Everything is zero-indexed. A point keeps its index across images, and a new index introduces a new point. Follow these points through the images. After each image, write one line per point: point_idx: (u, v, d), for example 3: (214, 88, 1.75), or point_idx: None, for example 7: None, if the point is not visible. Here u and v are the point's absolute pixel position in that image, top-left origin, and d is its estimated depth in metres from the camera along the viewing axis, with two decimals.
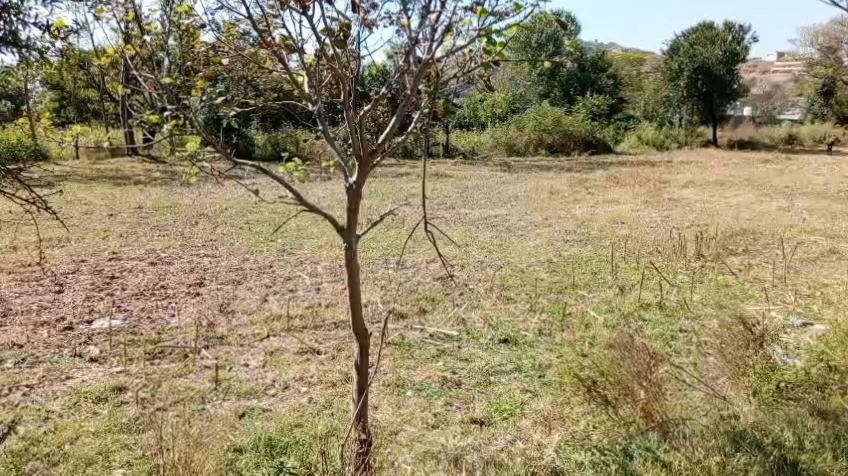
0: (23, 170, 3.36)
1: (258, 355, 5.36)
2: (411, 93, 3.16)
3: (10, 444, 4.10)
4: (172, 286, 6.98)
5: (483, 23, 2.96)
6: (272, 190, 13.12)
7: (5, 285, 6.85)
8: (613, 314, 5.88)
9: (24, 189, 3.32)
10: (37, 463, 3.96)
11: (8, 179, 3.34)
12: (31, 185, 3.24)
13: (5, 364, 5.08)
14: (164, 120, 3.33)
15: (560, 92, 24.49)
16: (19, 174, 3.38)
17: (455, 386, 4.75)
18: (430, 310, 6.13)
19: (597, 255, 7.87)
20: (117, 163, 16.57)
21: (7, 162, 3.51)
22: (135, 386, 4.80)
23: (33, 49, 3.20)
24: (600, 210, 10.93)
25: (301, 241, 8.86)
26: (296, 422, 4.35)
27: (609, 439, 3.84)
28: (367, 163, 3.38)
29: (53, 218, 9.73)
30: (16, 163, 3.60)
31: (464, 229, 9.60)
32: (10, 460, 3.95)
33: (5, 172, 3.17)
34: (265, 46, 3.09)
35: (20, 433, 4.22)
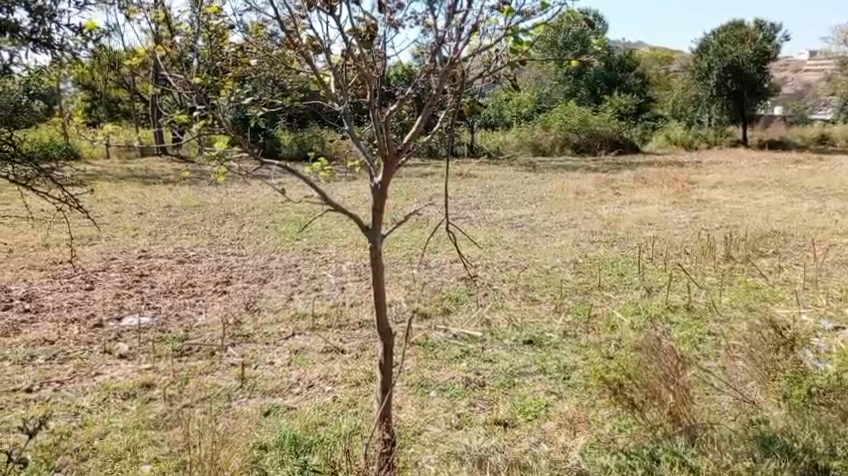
0: (54, 172, 3.37)
1: (283, 353, 5.38)
2: (437, 93, 3.16)
3: (41, 438, 4.14)
4: (199, 283, 7.04)
5: (509, 22, 2.94)
6: (298, 190, 13.19)
7: (37, 282, 6.95)
8: (639, 316, 5.83)
9: (57, 188, 3.31)
10: (67, 458, 3.99)
11: (41, 178, 3.34)
12: (63, 184, 3.23)
13: (36, 360, 5.14)
14: (193, 119, 3.36)
15: (586, 92, 24.38)
16: (52, 173, 3.39)
17: (479, 386, 4.73)
18: (455, 310, 6.12)
19: (623, 256, 7.82)
20: (146, 162, 16.76)
21: (39, 161, 3.51)
22: (162, 383, 4.84)
23: (66, 49, 3.14)
24: (627, 210, 10.85)
25: (327, 240, 8.89)
26: (320, 421, 4.37)
27: (636, 443, 3.79)
28: (392, 163, 3.38)
29: (84, 216, 9.86)
30: (48, 163, 3.62)
31: (489, 229, 9.58)
32: (40, 455, 3.99)
33: (38, 171, 3.17)
34: (293, 47, 3.11)
35: (50, 427, 4.26)
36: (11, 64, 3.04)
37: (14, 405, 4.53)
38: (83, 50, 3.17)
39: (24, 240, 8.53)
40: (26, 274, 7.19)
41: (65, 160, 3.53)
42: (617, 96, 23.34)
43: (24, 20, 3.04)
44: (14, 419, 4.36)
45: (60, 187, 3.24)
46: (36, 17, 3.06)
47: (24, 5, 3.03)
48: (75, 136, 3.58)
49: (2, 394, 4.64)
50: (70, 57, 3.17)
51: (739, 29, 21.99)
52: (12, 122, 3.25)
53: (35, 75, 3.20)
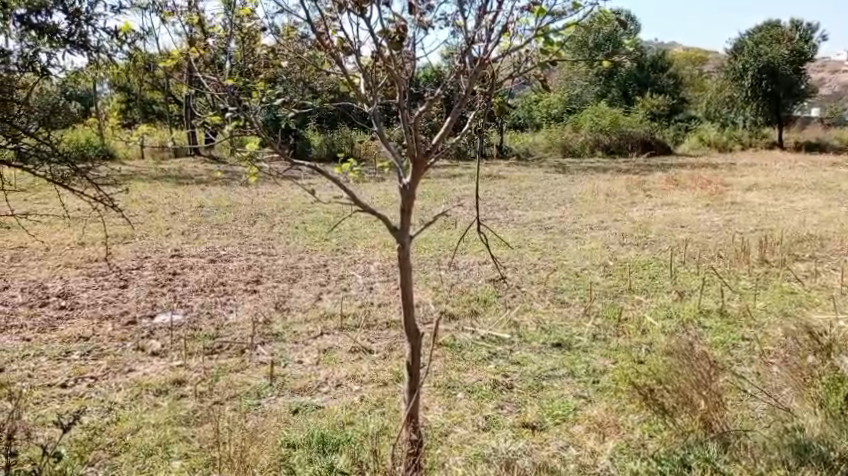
0: (91, 172, 3.35)
1: (311, 352, 5.40)
2: (466, 93, 3.15)
3: (75, 433, 4.18)
4: (230, 282, 7.08)
5: (540, 22, 2.91)
6: (328, 191, 13.24)
7: (73, 280, 7.04)
8: (670, 320, 5.77)
9: (94, 188, 3.26)
10: (100, 453, 4.02)
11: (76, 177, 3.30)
12: (100, 183, 3.19)
13: (71, 356, 5.21)
14: (225, 121, 3.36)
15: (618, 93, 24.23)
16: (90, 172, 3.39)
17: (507, 389, 4.71)
18: (482, 312, 6.10)
19: (655, 260, 7.74)
20: (180, 163, 16.94)
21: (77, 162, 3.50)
22: (193, 380, 4.87)
23: (102, 52, 3.04)
24: (658, 213, 10.75)
25: (356, 241, 8.91)
26: (348, 420, 4.37)
27: (667, 448, 3.73)
28: (421, 164, 3.37)
29: (119, 215, 9.99)
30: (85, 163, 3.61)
31: (518, 231, 9.54)
32: (74, 449, 4.02)
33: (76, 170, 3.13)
34: (323, 49, 3.11)
35: (84, 422, 4.30)
36: (49, 66, 3.01)
37: (50, 399, 4.58)
38: (118, 52, 3.11)
39: (61, 238, 8.65)
40: (63, 271, 7.29)
41: (103, 161, 3.55)
42: (649, 98, 23.14)
43: (60, 23, 2.96)
44: (49, 414, 4.41)
45: (97, 186, 3.23)
46: (73, 21, 2.97)
47: (61, 8, 2.94)
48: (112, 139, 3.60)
49: (38, 389, 4.70)
50: (105, 59, 3.08)
51: (776, 29, 21.68)
52: (49, 123, 3.19)
53: (72, 76, 3.14)
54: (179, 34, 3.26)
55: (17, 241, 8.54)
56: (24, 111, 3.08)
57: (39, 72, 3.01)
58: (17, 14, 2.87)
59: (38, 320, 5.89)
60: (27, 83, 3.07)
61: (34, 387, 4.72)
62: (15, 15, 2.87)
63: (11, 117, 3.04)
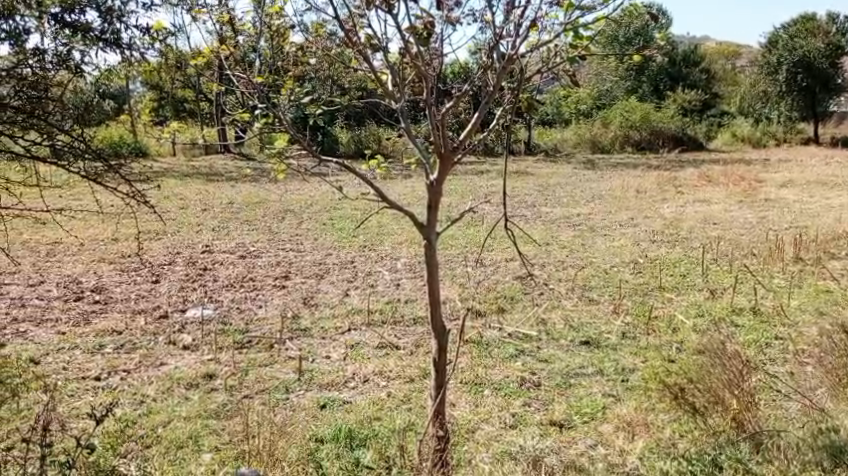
0: (123, 168, 3.28)
1: (339, 348, 5.41)
2: (494, 90, 3.13)
3: (107, 425, 4.21)
4: (259, 278, 7.12)
5: (570, 16, 2.88)
6: (355, 188, 13.27)
7: (107, 274, 7.12)
8: (702, 319, 5.71)
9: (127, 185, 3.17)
10: (132, 445, 4.03)
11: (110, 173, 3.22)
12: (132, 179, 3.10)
13: (104, 349, 5.26)
14: (254, 118, 3.38)
15: (648, 88, 24.01)
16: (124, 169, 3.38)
17: (534, 387, 4.68)
18: (510, 309, 6.07)
19: (686, 257, 7.65)
20: (211, 160, 17.10)
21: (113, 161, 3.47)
22: (224, 374, 4.90)
23: (134, 50, 2.95)
24: (690, 209, 10.63)
25: (383, 237, 8.92)
26: (375, 416, 4.37)
27: (697, 448, 3.67)
28: (448, 161, 3.36)
29: (151, 211, 10.09)
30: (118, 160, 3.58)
31: (547, 227, 9.50)
32: (107, 441, 4.03)
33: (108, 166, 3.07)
34: (351, 46, 3.10)
35: (117, 415, 4.34)
36: (83, 63, 2.94)
37: (84, 391, 4.63)
38: (151, 50, 3.02)
39: (95, 233, 8.75)
40: (97, 266, 7.37)
41: (135, 158, 3.57)
42: (680, 93, 22.89)
43: (93, 21, 2.87)
44: (83, 406, 4.45)
45: (130, 183, 3.16)
46: (106, 18, 2.87)
47: (94, 6, 2.86)
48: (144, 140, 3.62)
49: (73, 381, 4.75)
50: (138, 57, 3.00)
51: (811, 21, 21.30)
52: (83, 120, 3.17)
53: (105, 75, 3.03)
54: (210, 32, 3.28)
55: (52, 236, 8.65)
56: (58, 107, 3.07)
57: (73, 70, 2.94)
58: (52, 12, 2.82)
59: (72, 314, 5.96)
60: (62, 81, 3.02)
61: (68, 379, 4.77)
62: (49, 13, 2.83)
63: (45, 114, 3.03)
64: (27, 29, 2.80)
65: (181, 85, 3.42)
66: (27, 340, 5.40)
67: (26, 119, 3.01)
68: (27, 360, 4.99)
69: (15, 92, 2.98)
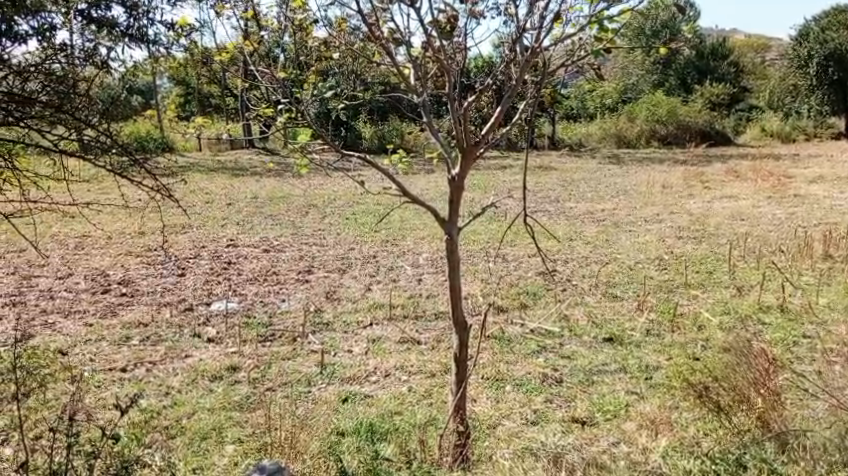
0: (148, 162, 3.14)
1: (361, 342, 5.41)
2: (517, 84, 3.10)
3: (133, 416, 4.24)
4: (282, 272, 7.14)
5: (595, 9, 2.84)
6: (378, 183, 13.27)
7: (133, 267, 7.17)
8: (729, 317, 5.64)
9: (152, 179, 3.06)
10: (156, 436, 4.04)
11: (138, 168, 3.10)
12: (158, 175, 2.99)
13: (131, 341, 5.30)
14: (278, 113, 3.39)
15: (675, 82, 23.79)
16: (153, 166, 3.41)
17: (557, 383, 4.66)
18: (532, 305, 6.04)
19: (712, 254, 7.56)
20: (236, 155, 17.20)
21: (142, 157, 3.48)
22: (247, 366, 4.93)
23: (159, 46, 2.89)
24: (717, 206, 10.50)
25: (406, 232, 8.92)
26: (396, 410, 4.36)
27: (721, 447, 3.61)
28: (471, 155, 3.34)
29: (177, 205, 10.16)
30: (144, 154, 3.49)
31: (571, 223, 9.44)
32: (132, 431, 4.05)
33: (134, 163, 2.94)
34: (373, 41, 3.09)
35: (142, 406, 4.37)
36: (109, 59, 2.83)
37: (110, 383, 4.65)
38: (177, 46, 2.93)
39: (122, 227, 8.82)
40: (124, 259, 7.43)
41: (162, 154, 3.59)
42: (707, 87, 22.66)
43: (119, 16, 2.78)
44: (109, 397, 4.48)
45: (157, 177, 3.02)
46: (131, 14, 2.79)
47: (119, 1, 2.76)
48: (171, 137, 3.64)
49: (100, 373, 4.79)
50: (163, 53, 2.93)
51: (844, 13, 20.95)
52: (110, 115, 2.97)
53: (132, 72, 2.95)
54: (235, 27, 3.27)
55: (80, 229, 8.73)
56: (85, 102, 2.88)
57: (99, 65, 2.84)
58: (78, 8, 2.72)
59: (99, 306, 6.01)
60: (90, 77, 2.87)
61: (95, 370, 4.81)
62: (75, 9, 2.72)
63: (73, 109, 2.84)
64: (53, 25, 2.69)
65: (207, 80, 3.43)
66: (56, 331, 5.45)
67: (53, 114, 2.84)
68: (55, 350, 5.03)
69: (43, 87, 2.82)
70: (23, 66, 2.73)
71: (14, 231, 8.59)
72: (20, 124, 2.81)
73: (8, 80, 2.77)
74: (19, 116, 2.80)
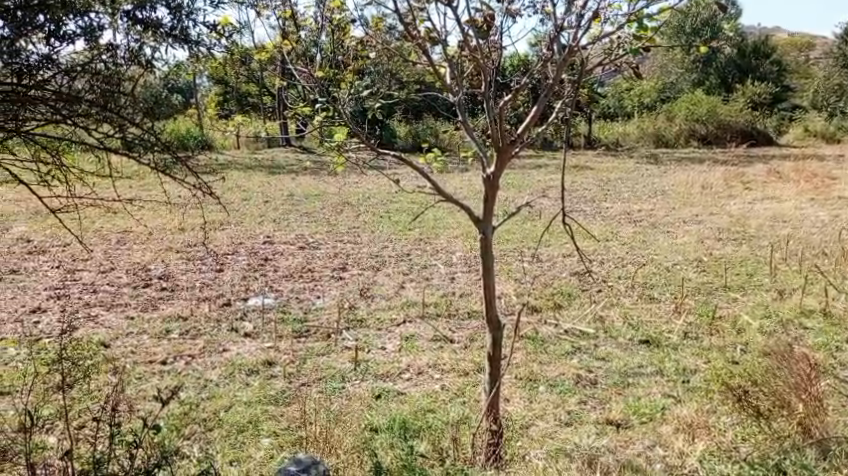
0: (191, 159, 3.01)
1: (394, 339, 5.42)
2: (553, 83, 3.07)
3: (172, 408, 4.29)
4: (318, 268, 7.18)
5: (634, 8, 2.80)
6: (413, 181, 13.28)
7: (173, 263, 7.25)
8: (770, 320, 5.55)
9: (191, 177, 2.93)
10: (195, 427, 4.08)
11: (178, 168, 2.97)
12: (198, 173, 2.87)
13: (170, 334, 5.37)
14: (315, 111, 3.43)
15: (716, 80, 23.50)
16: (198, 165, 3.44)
17: (591, 385, 4.62)
18: (567, 305, 5.99)
19: (753, 256, 7.45)
20: (273, 153, 17.33)
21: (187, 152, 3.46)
22: (283, 361, 4.96)
23: (202, 46, 2.73)
24: (759, 207, 10.33)
25: (440, 230, 8.90)
26: (429, 408, 4.35)
27: (760, 453, 3.53)
28: (506, 154, 3.32)
29: (216, 203, 10.28)
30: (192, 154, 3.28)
31: (608, 223, 9.36)
32: (172, 422, 4.10)
33: (174, 160, 2.81)
34: (410, 40, 3.07)
35: (181, 398, 4.41)
36: (154, 59, 2.66)
37: (150, 375, 4.70)
38: (218, 46, 2.79)
39: (162, 223, 8.93)
40: (164, 255, 7.51)
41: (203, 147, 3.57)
42: (748, 86, 22.31)
43: (163, 18, 2.65)
44: (149, 388, 4.53)
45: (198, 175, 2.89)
46: (175, 16, 2.66)
47: (165, 2, 2.63)
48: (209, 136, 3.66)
49: (140, 365, 4.84)
50: (205, 54, 2.77)
51: None
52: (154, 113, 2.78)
53: (173, 72, 2.78)
54: (274, 27, 3.28)
55: (123, 225, 8.87)
56: (130, 100, 2.67)
57: (144, 66, 2.66)
58: (125, 9, 2.56)
59: (140, 300, 6.09)
60: (135, 77, 2.68)
61: (136, 363, 4.87)
62: (121, 10, 2.56)
63: (118, 107, 2.64)
64: (102, 26, 2.54)
65: (245, 80, 3.44)
66: (98, 324, 5.53)
67: (99, 113, 2.64)
68: (98, 342, 5.10)
69: (89, 86, 2.61)
70: (71, 66, 2.55)
71: (58, 226, 8.75)
72: (66, 122, 2.62)
73: (54, 79, 2.56)
74: (66, 115, 2.61)
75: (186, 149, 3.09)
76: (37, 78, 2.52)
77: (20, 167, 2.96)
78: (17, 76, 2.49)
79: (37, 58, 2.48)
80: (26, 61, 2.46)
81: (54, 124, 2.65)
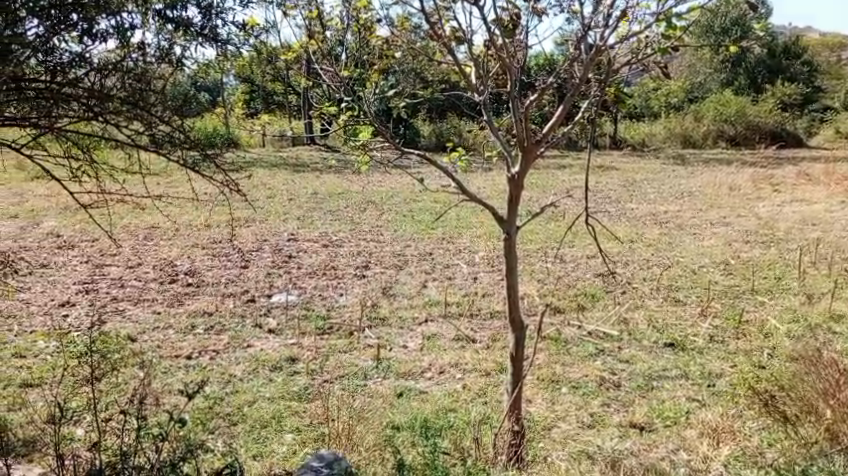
0: (220, 157, 2.97)
1: (416, 338, 5.42)
2: (580, 82, 3.04)
3: (198, 401, 4.31)
4: (341, 266, 7.19)
5: (663, 6, 2.77)
6: (437, 181, 13.26)
7: (199, 258, 7.30)
8: (798, 325, 5.47)
9: (222, 177, 2.94)
10: (220, 422, 4.10)
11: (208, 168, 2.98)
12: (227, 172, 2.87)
13: (195, 329, 5.40)
14: (340, 110, 3.44)
15: (745, 80, 23.26)
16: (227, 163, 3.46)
17: (614, 387, 4.59)
18: (590, 307, 5.95)
19: (781, 259, 7.35)
20: (297, 151, 17.41)
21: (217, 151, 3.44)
22: (306, 357, 4.97)
23: (231, 45, 2.74)
24: (788, 209, 10.19)
25: (463, 230, 8.89)
26: (450, 407, 4.34)
27: (787, 458, 3.43)
28: (531, 153, 3.30)
29: (242, 200, 10.34)
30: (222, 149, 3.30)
31: (633, 225, 9.29)
32: (197, 416, 4.12)
33: (204, 157, 2.79)
34: (435, 39, 3.06)
35: (206, 392, 4.43)
36: (184, 58, 2.67)
37: (176, 370, 4.74)
38: (246, 45, 2.80)
39: (189, 220, 9.00)
40: (190, 251, 7.56)
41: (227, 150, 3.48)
42: (777, 87, 22.05)
43: (194, 17, 2.65)
44: (175, 382, 4.55)
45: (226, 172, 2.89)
46: (205, 15, 2.66)
47: (195, 2, 2.64)
48: (234, 135, 3.67)
49: (166, 360, 4.87)
50: (233, 53, 2.78)
51: None
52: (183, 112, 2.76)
53: (202, 71, 2.79)
54: (299, 26, 3.29)
55: (150, 221, 8.94)
56: (160, 98, 2.66)
57: (174, 64, 2.66)
58: (155, 9, 2.56)
59: (167, 295, 6.14)
60: (166, 76, 2.68)
61: (162, 357, 4.90)
62: (152, 9, 2.57)
63: (148, 106, 2.62)
64: (133, 25, 2.52)
65: (271, 78, 3.46)
66: (126, 318, 5.58)
67: (131, 110, 2.61)
68: (125, 336, 5.15)
69: (121, 84, 2.58)
70: (103, 64, 2.52)
71: (86, 221, 8.84)
72: (98, 119, 2.59)
73: (87, 76, 2.54)
74: (98, 112, 2.58)
75: (213, 147, 3.09)
76: (70, 76, 2.51)
77: (52, 162, 2.98)
78: (51, 73, 2.49)
79: (70, 56, 2.48)
80: (60, 59, 2.46)
81: (88, 121, 2.62)
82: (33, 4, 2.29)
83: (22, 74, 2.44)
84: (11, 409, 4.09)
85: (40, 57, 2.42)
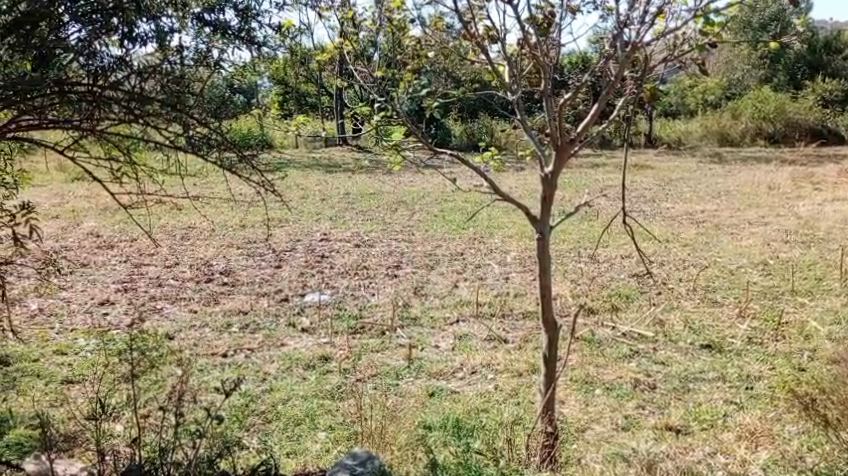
0: (256, 158, 2.97)
1: (448, 338, 5.40)
2: (616, 80, 3.00)
3: (233, 400, 4.34)
4: (373, 266, 7.20)
5: (700, 3, 2.72)
6: (469, 181, 13.23)
7: (233, 258, 7.36)
8: (839, 327, 5.36)
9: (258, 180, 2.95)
10: (255, 419, 4.12)
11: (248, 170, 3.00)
12: (261, 172, 2.88)
13: (231, 328, 5.45)
14: (373, 111, 3.43)
15: (783, 77, 22.88)
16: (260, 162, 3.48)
17: (649, 389, 4.53)
18: (624, 308, 5.89)
19: (821, 260, 7.21)
20: (330, 152, 17.51)
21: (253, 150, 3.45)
22: (338, 357, 4.98)
23: (267, 48, 2.73)
24: (828, 209, 10.00)
25: (496, 230, 8.86)
26: (483, 407, 4.32)
27: (828, 463, 3.34)
28: (565, 152, 3.26)
29: (276, 201, 10.41)
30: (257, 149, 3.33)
31: (668, 224, 9.18)
32: (233, 413, 4.16)
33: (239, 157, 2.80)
34: (469, 38, 3.04)
35: (241, 390, 4.46)
36: (221, 61, 2.66)
37: (211, 368, 4.77)
38: (281, 48, 2.79)
39: (223, 220, 9.07)
40: (226, 251, 7.62)
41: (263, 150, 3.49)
42: (817, 83, 21.67)
43: (230, 20, 2.64)
44: (211, 380, 4.59)
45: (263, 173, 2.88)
46: (242, 17, 2.65)
47: (231, 5, 2.64)
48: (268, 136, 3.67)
49: (202, 357, 4.92)
50: (268, 56, 2.78)
51: None
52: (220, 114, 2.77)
53: (238, 74, 2.79)
54: (332, 28, 3.30)
55: (186, 221, 9.04)
56: (198, 100, 2.66)
57: (211, 67, 2.65)
58: (194, 12, 2.57)
59: (203, 294, 6.20)
60: (202, 79, 2.67)
61: (198, 355, 4.94)
62: (191, 13, 2.57)
63: (187, 109, 2.61)
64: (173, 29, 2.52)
65: (305, 79, 3.48)
66: (163, 316, 5.64)
67: (170, 113, 2.60)
68: (163, 335, 5.21)
69: (160, 86, 2.56)
70: (143, 66, 2.50)
71: (124, 222, 8.96)
72: (138, 122, 2.58)
73: (127, 80, 2.51)
74: (138, 114, 2.57)
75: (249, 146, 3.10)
76: (111, 79, 2.48)
77: (94, 162, 2.98)
78: (93, 77, 2.47)
79: (111, 60, 2.45)
80: (100, 63, 2.43)
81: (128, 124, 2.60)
82: (76, 7, 2.30)
83: (65, 77, 2.43)
84: (53, 405, 4.16)
85: (82, 60, 2.40)
